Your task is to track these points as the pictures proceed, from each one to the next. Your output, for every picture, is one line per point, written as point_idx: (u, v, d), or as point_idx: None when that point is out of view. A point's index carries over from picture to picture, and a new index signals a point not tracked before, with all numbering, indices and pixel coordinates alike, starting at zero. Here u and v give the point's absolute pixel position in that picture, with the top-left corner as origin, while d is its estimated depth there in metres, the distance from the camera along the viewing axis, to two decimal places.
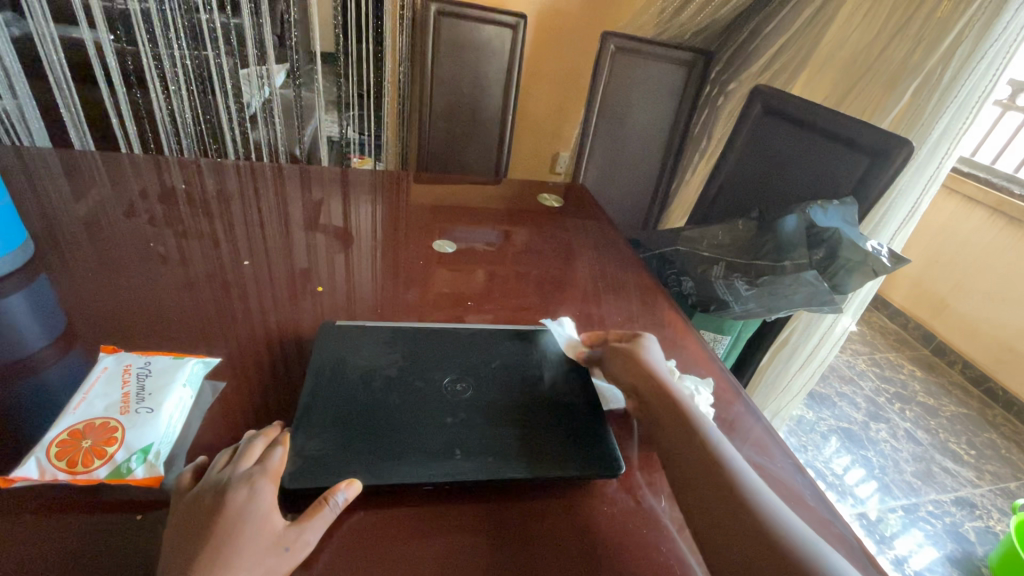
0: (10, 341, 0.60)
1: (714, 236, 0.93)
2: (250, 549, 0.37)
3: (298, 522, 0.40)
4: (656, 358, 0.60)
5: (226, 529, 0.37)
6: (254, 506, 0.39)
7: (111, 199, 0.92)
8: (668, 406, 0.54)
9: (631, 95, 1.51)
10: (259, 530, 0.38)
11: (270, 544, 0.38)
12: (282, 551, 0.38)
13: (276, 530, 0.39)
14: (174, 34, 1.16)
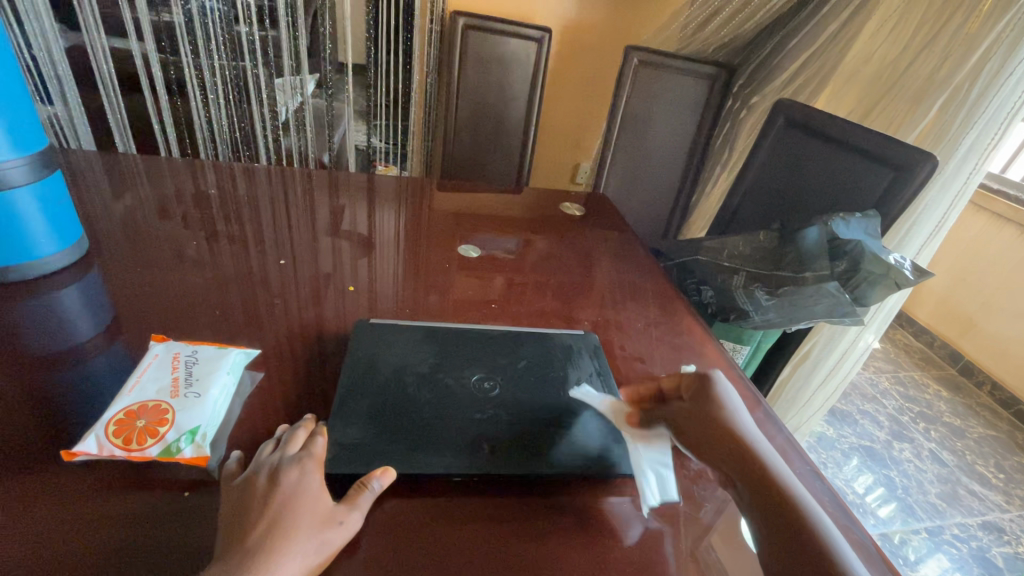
0: (58, 330, 0.64)
1: (735, 246, 0.94)
2: (306, 523, 0.39)
3: (344, 504, 0.42)
4: (736, 414, 0.53)
5: (279, 511, 0.40)
6: (302, 490, 0.42)
7: (153, 201, 0.97)
8: (761, 487, 0.48)
9: (653, 107, 1.54)
10: (312, 510, 0.40)
11: (324, 521, 0.40)
12: (333, 531, 0.40)
13: (328, 509, 0.41)
14: (215, 46, 1.23)
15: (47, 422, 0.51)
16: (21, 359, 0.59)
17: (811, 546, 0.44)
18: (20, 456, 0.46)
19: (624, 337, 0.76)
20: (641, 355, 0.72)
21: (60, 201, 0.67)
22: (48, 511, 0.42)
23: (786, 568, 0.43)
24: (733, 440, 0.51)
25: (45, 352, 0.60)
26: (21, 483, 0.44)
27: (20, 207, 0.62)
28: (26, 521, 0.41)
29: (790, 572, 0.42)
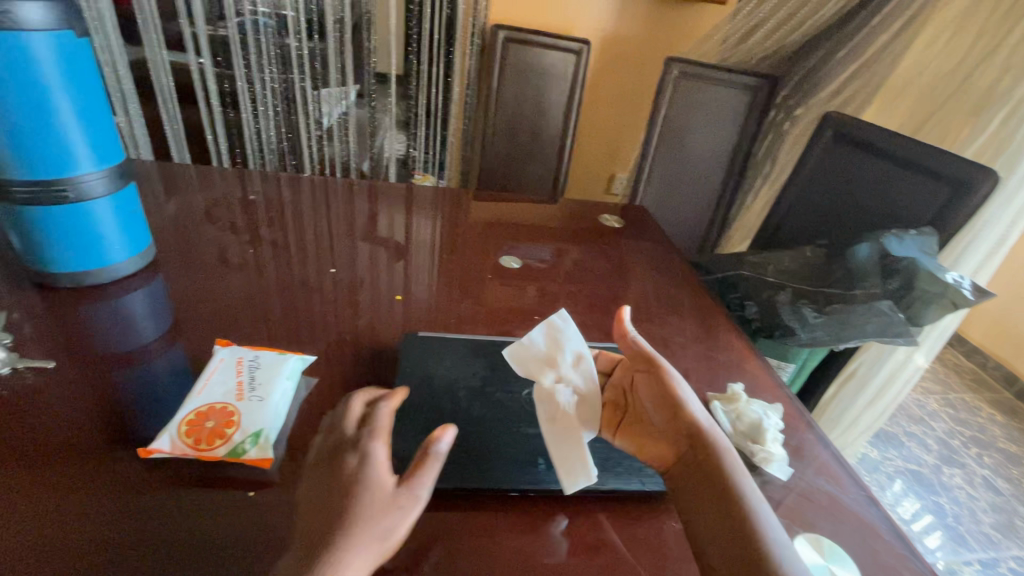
0: (124, 331, 0.67)
1: (780, 261, 0.93)
2: (367, 509, 0.39)
3: (402, 488, 0.40)
4: (691, 403, 0.51)
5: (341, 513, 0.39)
6: (359, 484, 0.40)
7: (209, 208, 1.01)
8: (710, 487, 0.46)
9: (692, 116, 1.52)
10: (373, 507, 0.39)
11: (389, 516, 0.39)
12: (398, 523, 0.39)
13: (393, 503, 0.40)
14: (266, 60, 1.29)
15: (119, 422, 0.54)
16: (96, 358, 0.63)
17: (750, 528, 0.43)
18: (98, 456, 0.50)
19: (667, 352, 0.75)
20: (685, 370, 0.71)
21: (132, 210, 0.71)
22: (131, 509, 0.45)
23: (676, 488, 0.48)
24: (688, 433, 0.49)
25: (114, 352, 0.64)
26: (106, 483, 0.48)
27: (99, 217, 0.66)
28: (112, 520, 0.45)
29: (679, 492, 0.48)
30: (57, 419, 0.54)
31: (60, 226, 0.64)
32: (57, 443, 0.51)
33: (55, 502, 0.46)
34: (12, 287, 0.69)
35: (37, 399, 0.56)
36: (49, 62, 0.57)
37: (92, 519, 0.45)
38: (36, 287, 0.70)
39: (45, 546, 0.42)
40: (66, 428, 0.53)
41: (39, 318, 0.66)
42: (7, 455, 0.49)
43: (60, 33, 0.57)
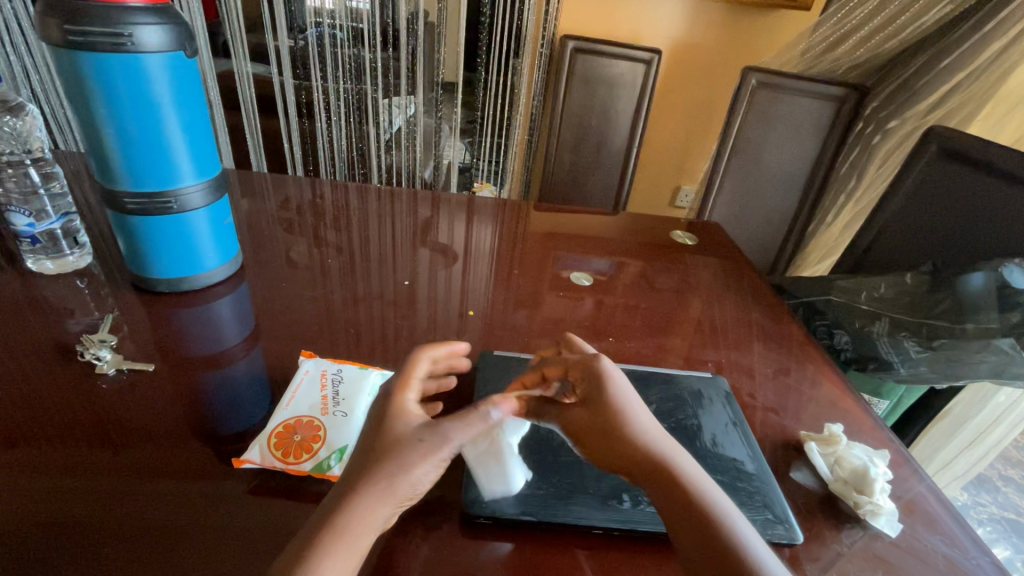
0: (211, 334, 0.70)
1: (874, 287, 0.87)
2: (384, 484, 0.41)
3: (434, 434, 0.44)
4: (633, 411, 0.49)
5: (365, 450, 0.42)
6: (391, 434, 0.43)
7: (287, 213, 1.05)
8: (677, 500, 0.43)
9: (769, 131, 1.51)
10: (404, 451, 0.42)
11: (414, 460, 0.42)
12: (424, 466, 0.42)
13: (424, 446, 0.43)
14: (342, 72, 1.30)
15: (209, 426, 0.56)
16: (187, 362, 0.65)
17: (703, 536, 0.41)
18: (192, 458, 0.52)
19: (753, 383, 0.71)
20: (773, 405, 0.67)
21: (225, 221, 0.74)
22: (217, 516, 0.47)
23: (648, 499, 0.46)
24: (629, 449, 0.47)
25: (202, 355, 0.67)
26: (193, 486, 0.50)
27: (195, 227, 0.70)
28: (199, 524, 0.46)
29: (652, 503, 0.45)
30: (152, 418, 0.56)
31: (160, 235, 0.68)
32: (154, 442, 0.54)
33: (148, 502, 0.48)
34: (116, 289, 0.74)
35: (134, 397, 0.59)
36: (161, 82, 0.60)
37: (182, 521, 0.46)
38: (134, 290, 0.74)
39: (141, 547, 0.44)
40: (159, 428, 0.55)
41: (138, 321, 0.70)
42: (108, 453, 0.52)
43: (173, 55, 0.60)
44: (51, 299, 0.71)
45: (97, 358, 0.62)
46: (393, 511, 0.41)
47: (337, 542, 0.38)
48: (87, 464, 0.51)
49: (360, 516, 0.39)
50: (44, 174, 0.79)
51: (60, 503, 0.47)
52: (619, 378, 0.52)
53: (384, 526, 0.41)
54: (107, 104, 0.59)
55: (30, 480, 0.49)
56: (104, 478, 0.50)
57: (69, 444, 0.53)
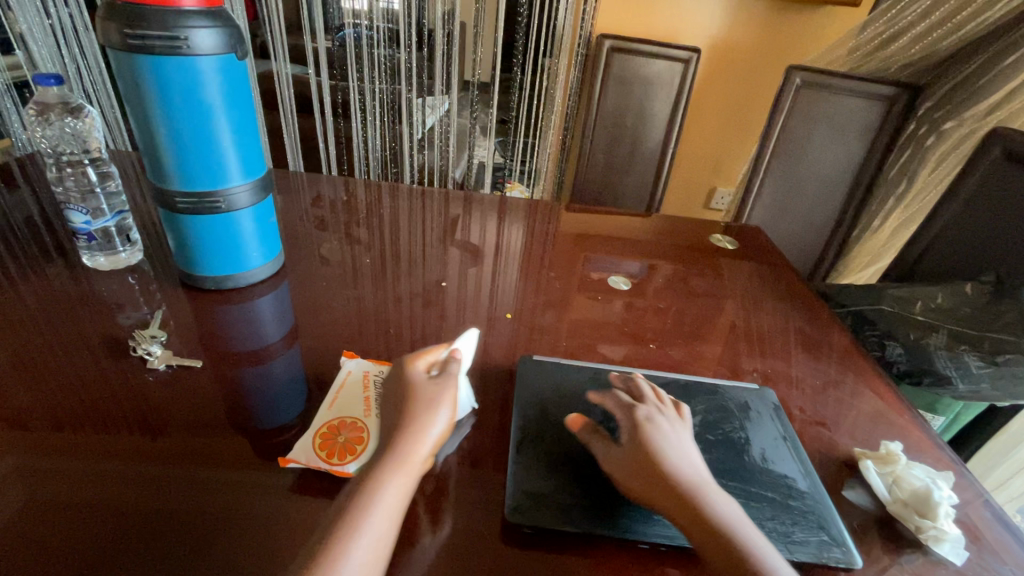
0: (255, 332, 0.72)
1: (931, 298, 0.84)
2: (407, 432, 0.46)
3: (440, 378, 0.50)
4: (672, 453, 0.48)
5: (394, 406, 0.48)
6: (407, 387, 0.49)
7: (323, 211, 1.06)
8: (714, 544, 0.43)
9: (813, 131, 1.47)
10: (417, 403, 0.48)
11: (431, 404, 0.48)
12: (441, 407, 0.48)
13: (434, 390, 0.49)
14: (377, 72, 1.30)
15: (252, 422, 0.57)
16: (232, 358, 0.67)
17: None
18: (237, 452, 0.53)
19: (801, 395, 0.68)
20: (823, 418, 0.64)
21: (269, 220, 0.75)
22: (259, 506, 0.48)
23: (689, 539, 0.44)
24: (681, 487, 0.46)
25: (246, 352, 0.68)
26: (237, 477, 0.50)
27: (241, 226, 0.71)
28: (243, 514, 0.47)
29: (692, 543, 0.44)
30: (197, 412, 0.57)
31: (207, 233, 0.69)
32: (200, 434, 0.55)
33: (193, 490, 0.49)
34: (164, 285, 0.76)
35: (180, 389, 0.60)
36: (213, 84, 0.61)
37: (226, 510, 0.47)
38: (181, 286, 0.76)
39: (189, 536, 0.45)
40: (203, 419, 0.57)
41: (184, 317, 0.71)
42: (156, 444, 0.53)
43: (224, 57, 0.61)
44: (103, 294, 0.74)
45: (148, 354, 0.64)
46: (428, 454, 0.46)
47: (383, 484, 0.42)
48: (136, 450, 0.52)
49: (397, 457, 0.44)
50: (100, 173, 0.82)
51: (112, 491, 0.48)
52: (668, 419, 0.51)
53: (422, 467, 0.45)
54: (160, 105, 0.60)
55: (84, 468, 0.50)
56: (153, 468, 0.51)
57: (119, 431, 0.54)
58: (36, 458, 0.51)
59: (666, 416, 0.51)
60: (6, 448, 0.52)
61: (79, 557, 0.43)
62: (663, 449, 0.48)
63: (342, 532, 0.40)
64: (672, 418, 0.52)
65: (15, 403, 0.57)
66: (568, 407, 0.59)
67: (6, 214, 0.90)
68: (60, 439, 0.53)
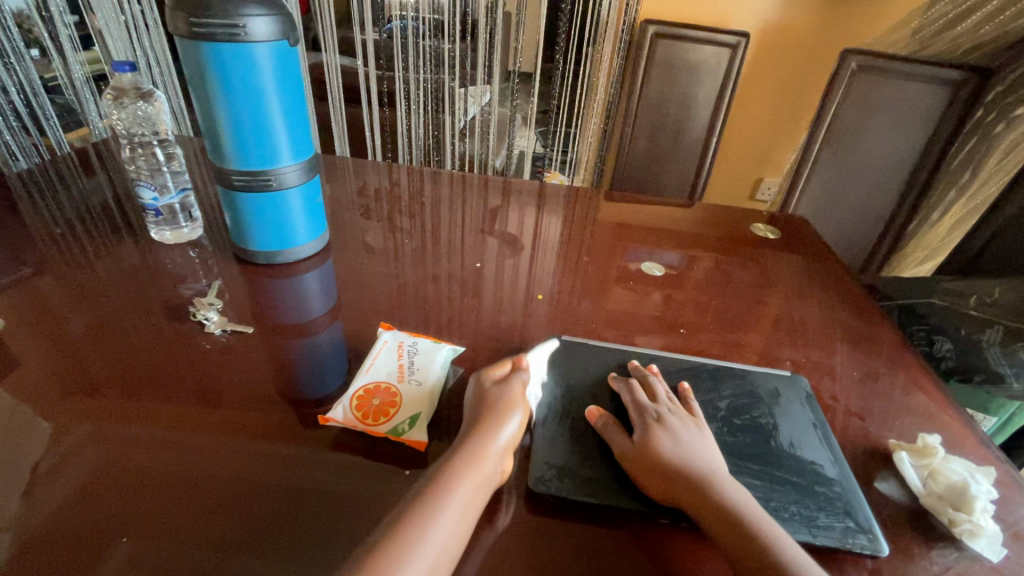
0: (301, 305, 0.76)
1: (988, 292, 0.83)
2: (479, 436, 0.50)
3: (505, 388, 0.55)
4: (684, 447, 0.50)
5: (469, 414, 0.53)
6: (481, 396, 0.55)
7: (367, 196, 1.10)
8: (722, 523, 0.45)
9: (871, 119, 1.41)
10: (488, 411, 0.53)
11: (500, 412, 0.53)
12: (513, 409, 0.54)
13: (505, 394, 0.55)
14: (422, 61, 1.31)
15: (295, 388, 0.62)
16: (281, 328, 0.72)
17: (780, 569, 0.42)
18: (280, 419, 0.58)
19: (835, 385, 0.67)
20: (859, 410, 0.62)
21: (316, 199, 0.80)
22: (302, 475, 0.51)
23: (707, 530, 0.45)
24: (694, 478, 0.48)
25: (292, 323, 0.73)
26: (275, 449, 0.54)
27: (290, 204, 0.75)
28: (282, 484, 0.51)
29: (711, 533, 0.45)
30: (249, 378, 0.63)
31: (260, 210, 0.74)
32: (251, 400, 0.60)
33: (237, 461, 0.53)
34: (220, 260, 0.82)
35: (229, 360, 0.65)
36: (267, 69, 0.65)
37: (265, 480, 0.51)
38: (236, 260, 0.82)
39: (239, 496, 0.49)
40: (255, 388, 0.61)
41: (238, 290, 0.77)
42: (208, 411, 0.58)
43: (278, 44, 0.65)
44: (168, 267, 0.80)
45: (206, 319, 0.70)
46: (502, 454, 0.50)
47: (461, 473, 0.47)
48: (190, 421, 0.57)
49: (474, 453, 0.48)
50: (166, 154, 0.89)
51: (174, 453, 0.53)
52: (677, 416, 0.54)
53: (499, 465, 0.49)
54: (221, 90, 0.65)
55: (149, 432, 0.55)
56: (208, 433, 0.55)
57: (177, 400, 0.59)
58: (102, 424, 0.56)
59: (677, 414, 0.54)
60: (80, 416, 0.57)
61: (138, 517, 0.47)
62: (670, 442, 0.50)
63: (420, 514, 0.43)
64: (683, 416, 0.54)
65: (87, 370, 0.62)
66: (593, 386, 0.60)
67: (87, 195, 0.99)
68: (123, 408, 0.58)
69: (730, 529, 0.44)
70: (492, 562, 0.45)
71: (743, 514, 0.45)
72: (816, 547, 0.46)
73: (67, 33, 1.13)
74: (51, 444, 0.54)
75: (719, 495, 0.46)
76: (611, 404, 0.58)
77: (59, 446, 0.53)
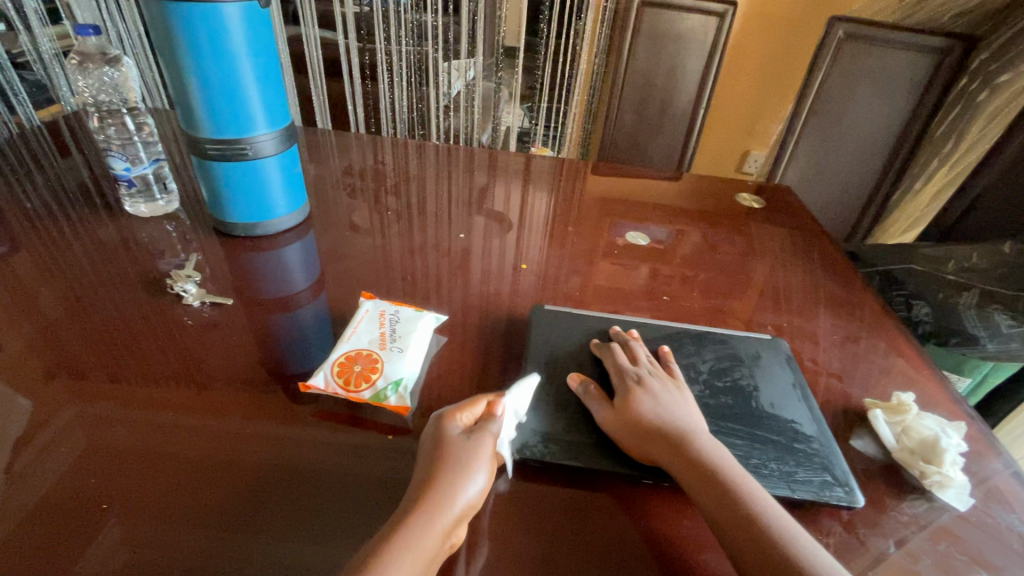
0: (284, 278, 0.76)
1: (966, 257, 0.83)
2: (429, 504, 0.41)
3: (473, 442, 0.45)
4: (664, 408, 0.51)
5: (425, 467, 0.43)
6: (441, 446, 0.44)
7: (348, 170, 1.09)
8: (698, 479, 0.45)
9: (855, 87, 1.42)
10: (446, 468, 0.43)
11: (461, 472, 0.43)
12: (478, 471, 0.43)
13: (472, 450, 0.44)
14: (404, 32, 1.28)
15: (276, 362, 0.62)
16: (263, 302, 0.71)
17: (765, 534, 0.41)
18: (263, 395, 0.57)
19: (815, 349, 0.68)
20: (836, 372, 0.64)
21: (294, 169, 0.78)
22: (293, 454, 0.51)
23: (690, 491, 0.46)
24: (673, 439, 0.48)
25: (275, 296, 0.72)
26: (269, 428, 0.54)
27: (267, 174, 0.74)
28: (276, 462, 0.50)
29: (692, 494, 0.45)
30: (233, 355, 0.62)
31: (237, 180, 0.72)
32: (238, 377, 0.59)
33: (232, 440, 0.52)
34: (199, 234, 0.80)
35: (219, 335, 0.65)
36: (237, 31, 0.63)
37: (262, 460, 0.50)
38: (215, 234, 0.81)
39: (228, 477, 0.49)
40: (239, 366, 0.61)
41: (218, 263, 0.76)
42: (195, 393, 0.57)
43: (248, 5, 0.63)
44: (145, 241, 0.79)
45: (184, 291, 0.69)
46: (456, 526, 0.41)
47: (399, 557, 0.37)
48: (180, 402, 0.56)
49: (418, 530, 0.39)
50: (136, 124, 0.85)
51: (165, 434, 0.53)
52: (658, 379, 0.54)
53: (447, 542, 0.41)
54: (190, 55, 0.63)
55: (138, 414, 0.54)
56: (197, 415, 0.55)
57: (165, 383, 0.58)
58: (90, 408, 0.55)
59: (658, 378, 0.54)
60: (60, 402, 0.55)
61: (131, 499, 0.47)
62: (650, 404, 0.51)
63: None
64: (663, 378, 0.54)
65: (72, 351, 0.61)
66: (577, 352, 0.60)
67: (59, 172, 0.96)
68: (111, 392, 0.57)
69: (711, 492, 0.44)
70: (475, 522, 0.45)
71: (726, 477, 0.45)
72: (793, 500, 0.47)
73: (33, 5, 1.08)
74: (34, 421, 0.53)
75: (698, 455, 0.47)
76: (594, 370, 0.58)
77: (45, 430, 0.52)
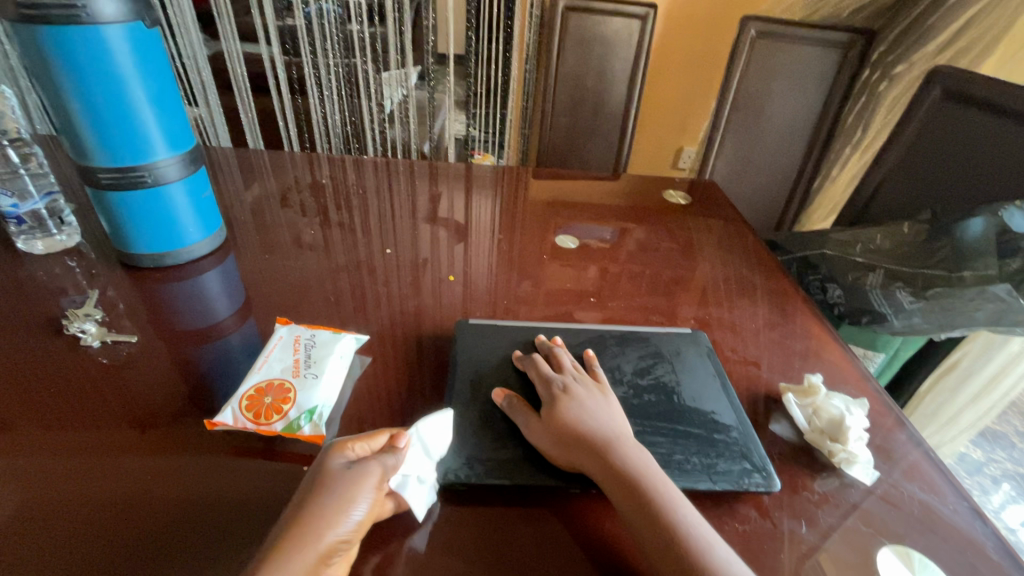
0: (202, 307, 0.72)
1: (871, 239, 0.88)
2: (300, 535, 0.38)
3: (359, 471, 0.42)
4: (590, 417, 0.50)
5: (300, 501, 0.40)
6: (325, 473, 0.42)
7: (272, 188, 1.05)
8: (621, 489, 0.46)
9: (771, 84, 1.49)
10: (324, 498, 0.40)
11: (338, 504, 0.40)
12: (358, 502, 0.41)
13: (355, 482, 0.41)
14: (330, 45, 1.24)
15: (193, 393, 0.58)
16: (181, 334, 0.67)
17: (689, 550, 0.42)
18: (184, 427, 0.54)
19: (735, 339, 0.70)
20: (754, 358, 0.66)
21: (203, 194, 0.75)
22: (237, 484, 0.49)
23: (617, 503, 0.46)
24: (600, 448, 0.48)
25: (193, 327, 0.69)
26: (211, 457, 0.51)
27: (174, 201, 0.71)
28: (220, 494, 0.48)
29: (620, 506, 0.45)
30: (153, 387, 0.59)
31: (140, 210, 0.69)
32: (168, 408, 0.56)
33: (178, 474, 0.50)
34: (109, 267, 0.76)
35: (131, 371, 0.61)
36: (123, 53, 0.60)
37: (213, 490, 0.49)
38: (122, 266, 0.76)
39: (181, 511, 0.47)
40: (167, 397, 0.58)
41: (129, 296, 0.72)
42: (135, 427, 0.54)
43: (132, 26, 0.60)
44: (45, 279, 0.73)
45: (82, 331, 0.64)
46: (324, 561, 0.39)
47: None
48: (120, 441, 0.53)
49: (285, 570, 0.36)
50: (23, 155, 0.80)
51: (106, 474, 0.50)
52: (585, 388, 0.54)
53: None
54: (72, 82, 0.59)
55: (75, 456, 0.51)
56: (138, 450, 0.52)
57: (106, 421, 0.55)
58: (21, 453, 0.51)
59: (584, 387, 0.54)
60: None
61: (72, 544, 0.44)
62: (576, 412, 0.51)
63: None
64: (588, 385, 0.54)
65: None
66: (501, 365, 0.60)
67: None
68: (42, 436, 0.53)
69: (639, 502, 0.45)
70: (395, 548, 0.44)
71: (651, 486, 0.46)
72: (714, 492, 0.48)
73: None
74: None
75: (625, 464, 0.47)
76: (522, 383, 0.58)
77: None
